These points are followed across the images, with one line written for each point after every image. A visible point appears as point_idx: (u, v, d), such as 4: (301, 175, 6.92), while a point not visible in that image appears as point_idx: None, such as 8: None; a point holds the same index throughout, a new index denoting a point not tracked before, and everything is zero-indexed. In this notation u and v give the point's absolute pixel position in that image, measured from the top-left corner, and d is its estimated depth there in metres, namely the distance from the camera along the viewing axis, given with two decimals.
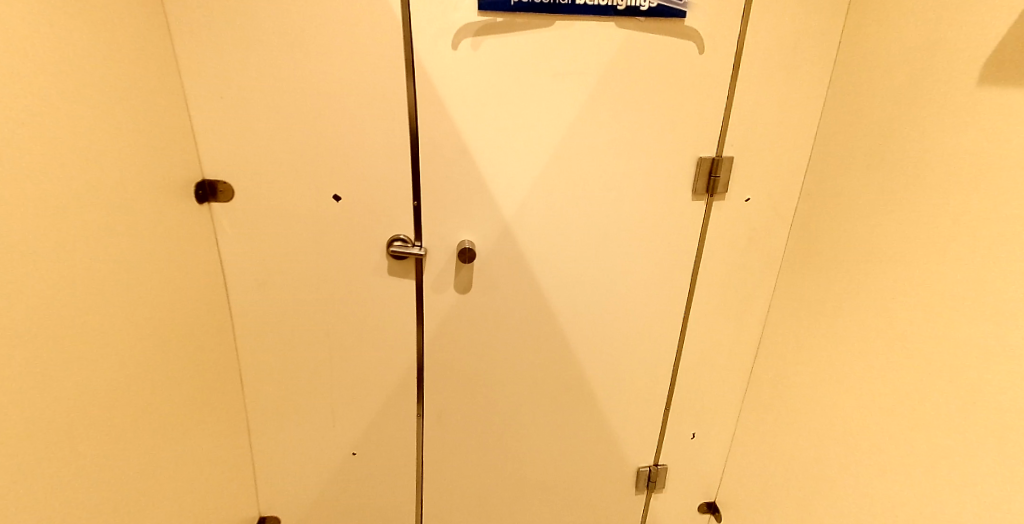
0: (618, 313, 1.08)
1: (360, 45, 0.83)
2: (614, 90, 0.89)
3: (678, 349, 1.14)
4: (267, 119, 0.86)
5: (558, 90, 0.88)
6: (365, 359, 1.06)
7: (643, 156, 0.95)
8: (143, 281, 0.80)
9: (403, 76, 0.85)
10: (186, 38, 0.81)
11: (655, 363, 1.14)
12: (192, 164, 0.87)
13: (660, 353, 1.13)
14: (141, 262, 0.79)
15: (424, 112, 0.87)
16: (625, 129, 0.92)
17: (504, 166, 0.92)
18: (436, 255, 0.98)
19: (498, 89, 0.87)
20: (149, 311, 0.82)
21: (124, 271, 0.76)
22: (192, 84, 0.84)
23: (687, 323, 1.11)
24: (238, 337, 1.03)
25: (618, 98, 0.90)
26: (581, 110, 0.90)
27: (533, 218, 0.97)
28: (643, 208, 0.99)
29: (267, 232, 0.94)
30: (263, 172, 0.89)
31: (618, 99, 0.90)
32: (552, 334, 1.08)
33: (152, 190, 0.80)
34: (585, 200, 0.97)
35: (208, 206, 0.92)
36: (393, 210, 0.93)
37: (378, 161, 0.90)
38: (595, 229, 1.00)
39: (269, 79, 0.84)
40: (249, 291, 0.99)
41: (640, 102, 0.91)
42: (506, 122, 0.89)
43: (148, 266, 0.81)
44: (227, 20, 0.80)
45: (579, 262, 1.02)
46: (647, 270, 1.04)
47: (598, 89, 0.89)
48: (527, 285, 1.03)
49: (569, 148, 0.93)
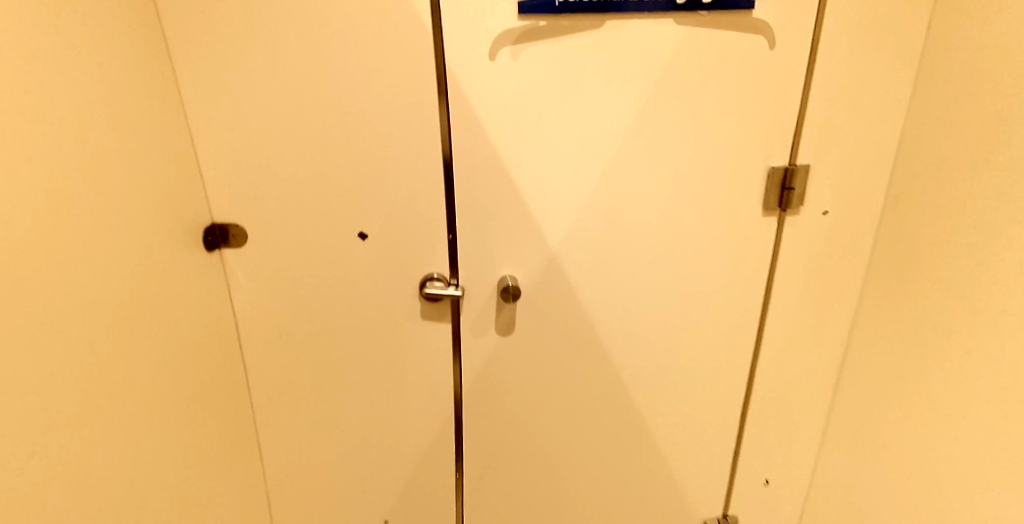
0: (680, 347, 0.95)
1: (385, 63, 0.73)
2: (674, 97, 0.78)
3: (748, 384, 1.00)
4: (280, 149, 0.76)
5: (610, 100, 0.77)
6: (397, 413, 0.94)
7: (706, 169, 0.83)
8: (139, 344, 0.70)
9: (434, 95, 0.75)
10: (189, 66, 0.72)
11: (723, 401, 1.01)
12: (198, 204, 0.78)
13: (729, 390, 1.00)
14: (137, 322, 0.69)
15: (458, 134, 0.77)
16: (685, 141, 0.81)
17: (549, 191, 0.81)
18: (474, 294, 0.86)
19: (542, 103, 0.76)
20: (146, 373, 0.71)
21: (113, 330, 0.65)
22: (198, 116, 0.75)
23: (758, 355, 0.98)
24: (254, 394, 0.92)
25: (678, 104, 0.79)
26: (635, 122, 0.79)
27: (582, 246, 0.85)
28: (706, 227, 0.87)
29: (283, 277, 0.83)
30: (282, 212, 0.79)
31: (678, 107, 0.79)
32: (606, 374, 0.95)
33: (148, 236, 0.70)
34: (641, 225, 0.86)
35: (219, 253, 0.82)
36: (425, 246, 0.82)
37: (409, 192, 0.79)
38: (653, 255, 0.88)
39: (280, 106, 0.74)
40: (265, 345, 0.88)
41: (703, 108, 0.79)
42: (551, 140, 0.78)
43: (148, 326, 0.71)
44: (231, 41, 0.70)
45: (635, 293, 0.90)
46: (711, 297, 0.92)
47: (654, 97, 0.78)
48: (577, 322, 0.91)
49: (622, 165, 0.81)
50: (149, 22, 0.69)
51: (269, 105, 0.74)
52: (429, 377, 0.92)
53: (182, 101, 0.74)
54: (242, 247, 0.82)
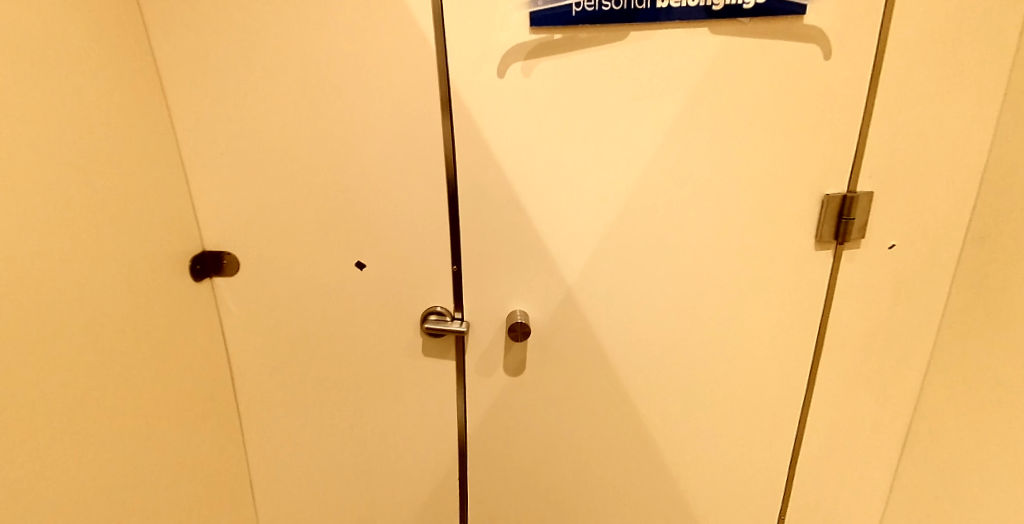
0: (714, 395, 0.84)
1: (381, 83, 0.68)
2: (709, 115, 0.69)
3: (796, 441, 0.88)
4: (274, 172, 0.72)
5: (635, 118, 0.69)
6: (398, 455, 0.87)
7: (747, 196, 0.73)
8: (127, 376, 0.66)
9: (437, 116, 0.69)
10: (179, 89, 0.70)
11: (763, 458, 0.88)
12: (189, 231, 0.75)
13: (771, 445, 0.88)
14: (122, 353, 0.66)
15: (464, 157, 0.70)
16: (722, 164, 0.71)
17: (564, 219, 0.73)
18: (480, 330, 0.79)
19: (557, 124, 0.68)
20: (134, 409, 0.68)
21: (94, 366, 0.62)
22: (188, 140, 0.72)
23: (807, 407, 0.86)
24: (248, 430, 0.87)
25: (713, 123, 0.69)
26: (663, 143, 0.70)
27: (602, 280, 0.77)
28: (746, 261, 0.76)
29: (280, 306, 0.79)
30: (280, 239, 0.75)
31: (714, 126, 0.69)
32: (629, 421, 0.85)
33: (136, 268, 0.67)
34: (670, 258, 0.76)
35: (210, 281, 0.78)
36: (428, 277, 0.76)
37: (410, 219, 0.73)
38: (684, 291, 0.78)
39: (273, 127, 0.70)
40: (260, 377, 0.83)
41: (743, 127, 0.69)
42: (568, 163, 0.70)
43: (133, 357, 0.67)
44: (223, 62, 0.68)
45: (662, 333, 0.80)
46: (751, 340, 0.81)
47: (686, 114, 0.69)
48: (595, 362, 0.82)
49: (647, 192, 0.72)
50: (138, 46, 0.67)
51: (260, 126, 0.70)
52: (433, 419, 0.84)
53: (173, 125, 0.71)
54: (235, 275, 0.77)
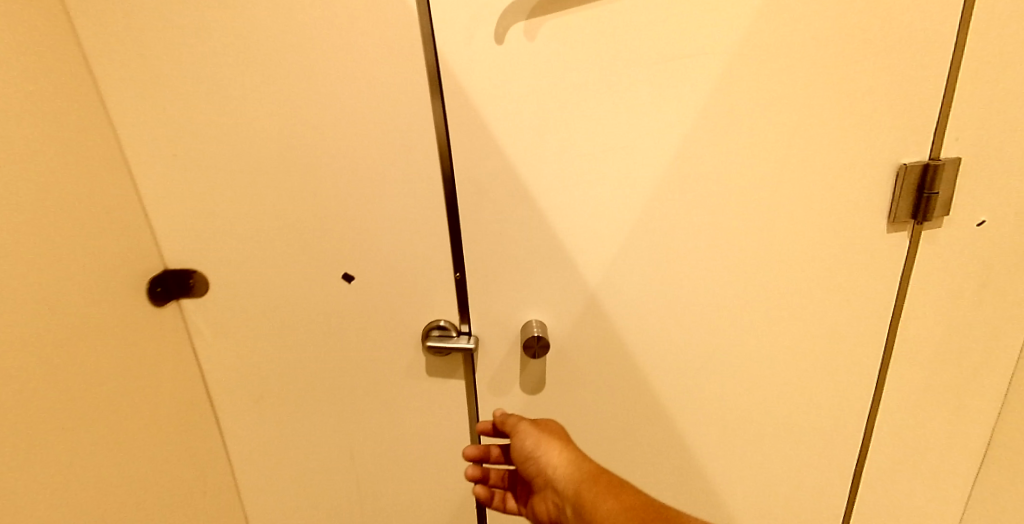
0: (762, 405, 0.73)
1: (356, 61, 0.56)
2: (757, 77, 0.56)
3: (861, 451, 0.76)
4: (243, 177, 0.61)
5: (665, 85, 0.56)
6: (409, 482, 0.79)
7: (802, 174, 0.61)
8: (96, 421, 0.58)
9: (426, 96, 0.57)
10: (113, 83, 0.58)
11: (818, 470, 0.77)
12: (147, 250, 0.65)
13: (829, 456, 0.76)
14: (88, 398, 0.57)
15: (460, 146, 0.59)
16: (773, 137, 0.59)
17: (583, 212, 0.62)
18: (491, 343, 0.69)
19: (570, 97, 0.57)
20: (106, 457, 0.59)
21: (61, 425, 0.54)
22: (133, 143, 0.60)
23: (875, 414, 0.74)
24: (242, 462, 0.78)
25: (762, 86, 0.57)
26: (700, 115, 0.58)
27: (630, 281, 0.65)
28: (803, 251, 0.64)
29: (265, 329, 0.69)
30: (256, 253, 0.65)
31: (762, 89, 0.57)
32: (665, 437, 0.75)
33: (94, 302, 0.58)
34: (710, 251, 0.64)
35: (176, 303, 0.69)
36: (428, 288, 0.66)
37: (401, 222, 0.63)
38: (729, 290, 0.66)
39: (234, 124, 0.59)
40: (245, 406, 0.74)
41: (799, 89, 0.57)
42: (584, 145, 0.59)
43: (101, 399, 0.59)
44: (166, 47, 0.55)
45: (704, 338, 0.69)
46: (808, 342, 0.69)
47: (729, 77, 0.56)
48: (627, 374, 0.71)
49: (681, 175, 0.60)
50: (61, 32, 0.54)
51: (220, 123, 0.59)
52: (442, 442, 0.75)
53: (112, 126, 0.60)
54: (206, 294, 0.68)
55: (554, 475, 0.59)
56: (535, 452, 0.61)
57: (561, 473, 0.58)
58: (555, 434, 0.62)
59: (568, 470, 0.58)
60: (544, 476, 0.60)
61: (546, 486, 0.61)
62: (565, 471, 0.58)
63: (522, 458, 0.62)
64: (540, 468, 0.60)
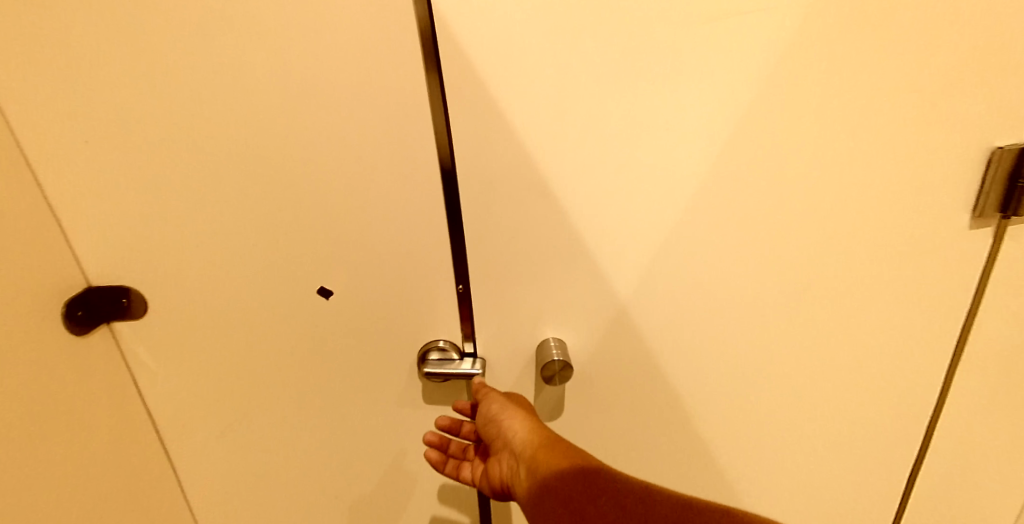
0: (805, 427, 0.64)
1: (324, 27, 0.43)
2: (834, 46, 0.45)
3: (912, 472, 0.68)
4: (188, 175, 0.49)
5: (721, 56, 0.45)
6: (400, 511, 0.70)
7: (874, 166, 0.50)
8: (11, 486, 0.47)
9: (419, 71, 0.45)
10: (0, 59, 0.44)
11: (862, 493, 0.69)
12: (64, 265, 0.52)
13: (875, 479, 0.68)
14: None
15: (462, 136, 0.48)
16: (846, 121, 0.48)
17: (610, 214, 0.51)
18: (500, 363, 0.60)
19: (598, 72, 0.45)
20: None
21: None
22: (37, 136, 0.47)
23: (932, 433, 0.65)
24: (203, 504, 0.68)
25: (839, 59, 0.46)
26: (756, 95, 0.47)
27: (662, 294, 0.56)
28: (864, 255, 0.55)
29: (226, 353, 0.58)
30: (212, 267, 0.54)
31: (838, 63, 0.46)
32: (695, 462, 0.66)
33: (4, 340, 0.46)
34: (758, 257, 0.54)
35: (110, 328, 0.57)
36: (424, 304, 0.56)
37: (391, 226, 0.52)
38: (775, 301, 0.57)
39: (171, 110, 0.46)
40: (206, 443, 0.63)
41: (883, 64, 0.46)
42: (613, 133, 0.48)
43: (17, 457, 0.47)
44: (70, 13, 0.42)
45: (742, 355, 0.60)
46: (859, 358, 0.60)
47: (798, 47, 0.45)
48: (654, 396, 0.62)
49: (729, 168, 0.50)
50: None
51: (152, 108, 0.46)
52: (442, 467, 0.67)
53: (2, 113, 0.46)
54: (145, 316, 0.56)
55: (512, 438, 0.52)
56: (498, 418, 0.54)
57: (522, 441, 0.52)
58: (523, 406, 0.56)
59: (531, 439, 0.52)
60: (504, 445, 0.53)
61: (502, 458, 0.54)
62: (528, 439, 0.52)
63: (484, 422, 0.56)
64: (500, 435, 0.54)
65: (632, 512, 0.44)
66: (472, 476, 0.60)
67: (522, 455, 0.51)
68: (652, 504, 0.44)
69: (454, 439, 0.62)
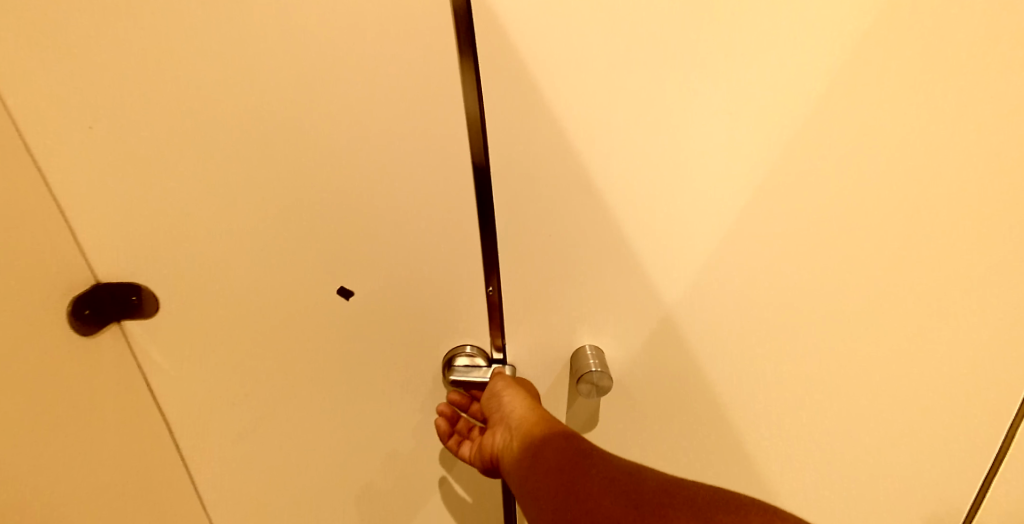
0: (859, 451, 0.59)
1: (349, 8, 0.39)
2: (939, 26, 0.38)
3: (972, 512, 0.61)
4: (199, 168, 0.46)
5: (800, 37, 0.39)
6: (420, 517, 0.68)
7: (975, 168, 0.43)
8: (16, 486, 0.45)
9: (453, 56, 0.41)
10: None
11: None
12: (71, 262, 0.49)
13: (934, 512, 0.62)
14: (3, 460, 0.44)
15: (497, 128, 0.43)
16: (945, 114, 0.41)
17: (655, 213, 0.46)
18: (532, 368, 0.57)
19: (652, 55, 0.40)
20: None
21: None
22: (39, 126, 0.44)
23: (998, 472, 0.58)
24: (218, 507, 0.66)
25: (944, 42, 0.39)
26: (835, 84, 0.40)
27: (709, 303, 0.51)
28: (947, 271, 0.48)
29: (243, 357, 0.55)
30: (226, 265, 0.51)
31: (943, 47, 0.39)
32: (733, 480, 0.62)
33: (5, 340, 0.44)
34: (824, 267, 0.49)
35: (120, 325, 0.54)
36: (451, 306, 0.53)
37: (418, 225, 0.48)
38: (838, 317, 0.51)
39: (180, 99, 0.43)
40: (219, 444, 0.61)
41: (995, 47, 0.39)
42: (664, 125, 0.43)
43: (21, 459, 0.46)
44: None
45: (795, 374, 0.54)
46: (930, 384, 0.54)
47: (897, 27, 0.38)
48: (692, 408, 0.57)
49: (795, 167, 0.44)
50: None
51: (160, 96, 0.43)
52: (467, 472, 0.65)
53: (4, 102, 0.43)
54: (156, 315, 0.53)
55: (510, 412, 0.51)
56: (499, 393, 0.53)
57: (520, 416, 0.50)
58: (527, 389, 0.54)
59: (529, 414, 0.50)
60: (501, 420, 0.52)
61: (497, 434, 0.52)
62: (525, 414, 0.50)
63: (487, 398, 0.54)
64: (499, 409, 0.52)
65: (618, 484, 0.41)
66: (468, 454, 0.56)
67: (518, 429, 0.50)
68: (641, 479, 0.41)
69: (462, 416, 0.59)
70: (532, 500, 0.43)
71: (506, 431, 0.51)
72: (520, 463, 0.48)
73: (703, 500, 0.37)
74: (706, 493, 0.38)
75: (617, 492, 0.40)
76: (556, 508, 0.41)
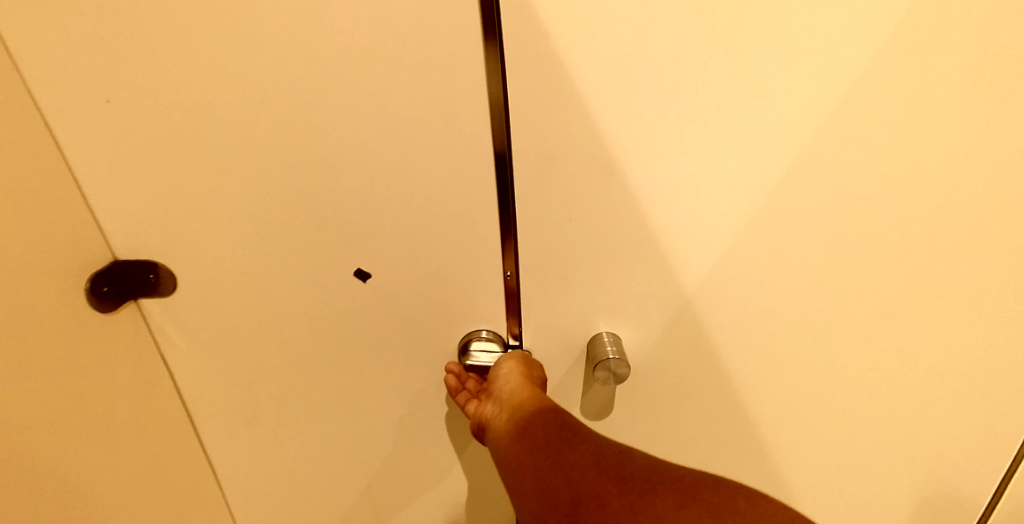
0: (874, 445, 0.58)
1: None
2: (994, 10, 0.36)
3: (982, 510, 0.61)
4: (217, 148, 0.45)
5: (842, 22, 0.37)
6: (431, 499, 0.68)
7: (1016, 163, 0.41)
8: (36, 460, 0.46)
9: (477, 35, 0.39)
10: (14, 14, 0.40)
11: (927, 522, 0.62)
12: (90, 240, 0.49)
13: (945, 510, 0.61)
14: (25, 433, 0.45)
15: (519, 112, 0.42)
16: (992, 102, 0.39)
17: (676, 200, 0.45)
18: (548, 355, 0.57)
19: (682, 38, 0.38)
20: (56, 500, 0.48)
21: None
22: (58, 104, 0.44)
23: (1012, 472, 0.57)
24: (230, 484, 0.66)
25: (1000, 27, 0.36)
26: (876, 72, 0.39)
27: (728, 293, 0.50)
28: (979, 267, 0.46)
29: (258, 337, 0.55)
30: (243, 246, 0.50)
31: (996, 32, 0.37)
32: (742, 471, 0.61)
33: (24, 317, 0.44)
34: (852, 259, 0.47)
35: (137, 304, 0.54)
36: (469, 291, 0.52)
37: (436, 208, 0.48)
38: (863, 311, 0.50)
39: (200, 79, 0.42)
40: (233, 423, 0.61)
41: None
42: (690, 111, 0.41)
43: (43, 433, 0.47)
44: None
45: (816, 366, 0.53)
46: (953, 381, 0.53)
47: (946, 13, 0.36)
48: (706, 400, 0.57)
49: (826, 157, 0.42)
50: None
51: (179, 75, 0.42)
52: (479, 457, 0.65)
53: (19, 72, 0.42)
54: (173, 293, 0.53)
55: (504, 386, 0.51)
56: (499, 368, 0.53)
57: (511, 391, 0.50)
58: (532, 369, 0.54)
59: (520, 389, 0.50)
60: (495, 392, 0.52)
61: (491, 405, 0.52)
62: (517, 389, 0.50)
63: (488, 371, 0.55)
64: (495, 382, 0.53)
65: (606, 460, 0.42)
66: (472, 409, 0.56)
67: (507, 402, 0.50)
68: (628, 457, 0.42)
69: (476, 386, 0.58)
70: (518, 469, 0.44)
71: (496, 404, 0.51)
72: (508, 436, 0.48)
73: (689, 481, 0.38)
74: (690, 476, 0.39)
75: (605, 467, 0.41)
76: (543, 481, 0.42)
